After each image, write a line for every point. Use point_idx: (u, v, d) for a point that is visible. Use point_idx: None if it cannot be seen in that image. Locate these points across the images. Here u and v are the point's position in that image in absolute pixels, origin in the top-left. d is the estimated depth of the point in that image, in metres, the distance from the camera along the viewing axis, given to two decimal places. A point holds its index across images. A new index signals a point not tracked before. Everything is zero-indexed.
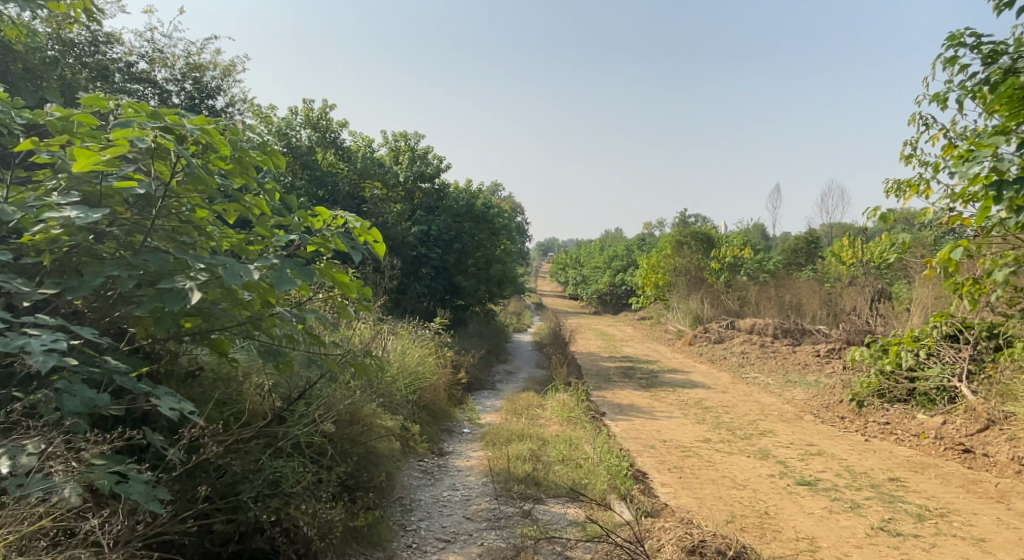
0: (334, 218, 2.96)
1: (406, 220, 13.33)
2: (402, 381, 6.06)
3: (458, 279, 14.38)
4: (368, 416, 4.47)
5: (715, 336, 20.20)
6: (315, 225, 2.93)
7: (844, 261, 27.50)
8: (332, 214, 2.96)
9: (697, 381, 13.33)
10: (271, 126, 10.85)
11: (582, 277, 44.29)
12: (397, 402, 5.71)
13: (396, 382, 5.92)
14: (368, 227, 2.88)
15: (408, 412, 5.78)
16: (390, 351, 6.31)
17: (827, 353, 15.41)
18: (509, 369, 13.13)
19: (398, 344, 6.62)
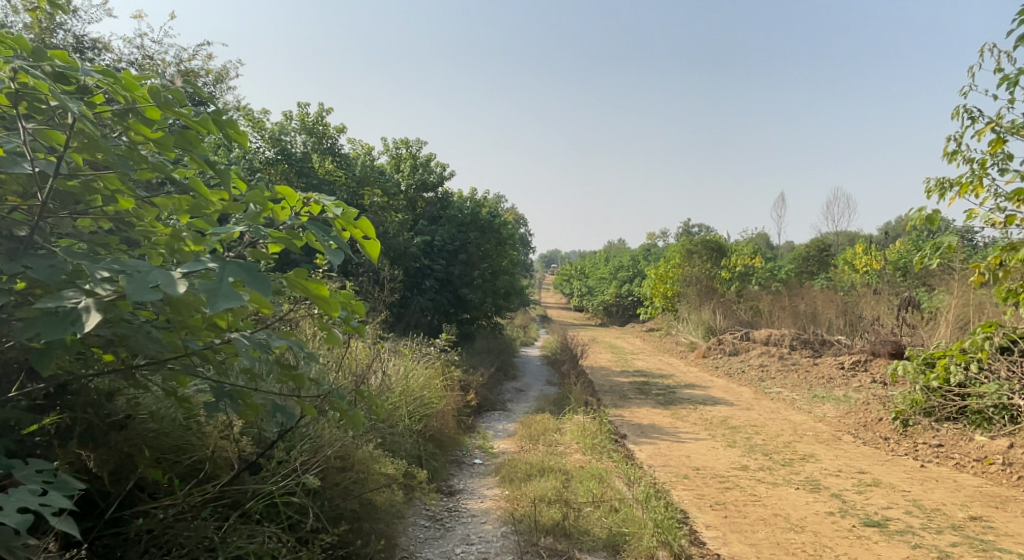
0: (305, 203, 2.29)
1: (409, 231, 12.66)
2: (405, 408, 5.38)
3: (463, 292, 13.70)
4: (359, 465, 3.84)
5: (730, 348, 19.47)
6: (281, 214, 2.24)
7: (858, 269, 26.78)
8: (303, 200, 2.30)
9: (718, 397, 12.60)
10: (264, 133, 10.18)
11: (587, 288, 43.62)
12: (399, 435, 5.04)
13: (398, 412, 5.23)
14: (354, 218, 2.20)
15: (411, 447, 5.10)
16: (392, 373, 5.63)
17: (852, 365, 14.68)
18: (519, 386, 12.41)
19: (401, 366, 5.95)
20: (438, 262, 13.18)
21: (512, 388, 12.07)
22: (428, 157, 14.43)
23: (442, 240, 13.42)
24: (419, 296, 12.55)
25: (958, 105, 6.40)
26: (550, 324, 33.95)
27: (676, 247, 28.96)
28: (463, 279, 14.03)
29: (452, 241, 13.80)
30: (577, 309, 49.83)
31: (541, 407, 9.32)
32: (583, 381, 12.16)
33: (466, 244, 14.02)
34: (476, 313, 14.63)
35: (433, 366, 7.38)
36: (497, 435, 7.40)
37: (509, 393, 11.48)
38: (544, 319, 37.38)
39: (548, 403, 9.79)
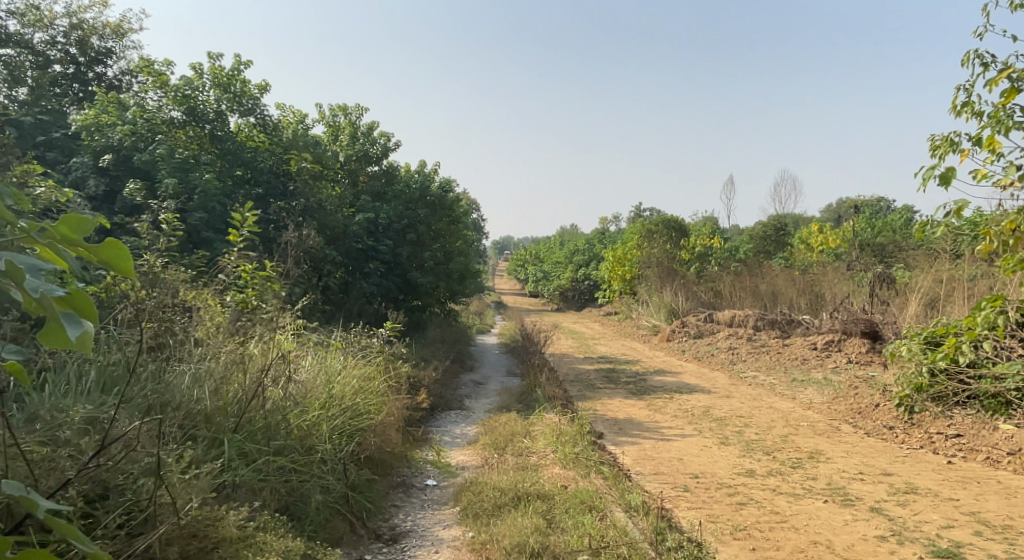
0: None
1: (348, 207, 11.26)
2: (326, 430, 4.43)
3: (412, 275, 12.40)
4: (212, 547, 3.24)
5: (695, 331, 18.67)
6: None
7: (817, 248, 26.40)
8: None
9: (691, 383, 11.68)
10: (169, 90, 8.71)
11: (542, 273, 42.59)
12: (311, 475, 4.13)
13: (318, 432, 4.34)
14: None
15: (330, 488, 4.18)
16: (311, 380, 4.63)
17: (826, 346, 13.98)
18: (476, 379, 11.23)
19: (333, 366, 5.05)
20: (385, 244, 11.81)
21: (470, 382, 10.82)
22: (369, 127, 13.02)
23: (387, 218, 12.05)
24: (364, 282, 11.16)
25: (969, 47, 6.04)
26: (505, 310, 32.79)
27: (634, 229, 28.15)
28: (411, 262, 12.69)
29: (399, 220, 12.46)
30: (532, 295, 48.78)
31: (504, 403, 8.17)
32: (546, 370, 10.98)
33: (413, 222, 12.68)
34: (428, 299, 13.31)
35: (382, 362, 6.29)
36: (455, 442, 6.28)
37: (466, 387, 10.25)
38: (499, 307, 36.22)
39: (512, 399, 8.62)
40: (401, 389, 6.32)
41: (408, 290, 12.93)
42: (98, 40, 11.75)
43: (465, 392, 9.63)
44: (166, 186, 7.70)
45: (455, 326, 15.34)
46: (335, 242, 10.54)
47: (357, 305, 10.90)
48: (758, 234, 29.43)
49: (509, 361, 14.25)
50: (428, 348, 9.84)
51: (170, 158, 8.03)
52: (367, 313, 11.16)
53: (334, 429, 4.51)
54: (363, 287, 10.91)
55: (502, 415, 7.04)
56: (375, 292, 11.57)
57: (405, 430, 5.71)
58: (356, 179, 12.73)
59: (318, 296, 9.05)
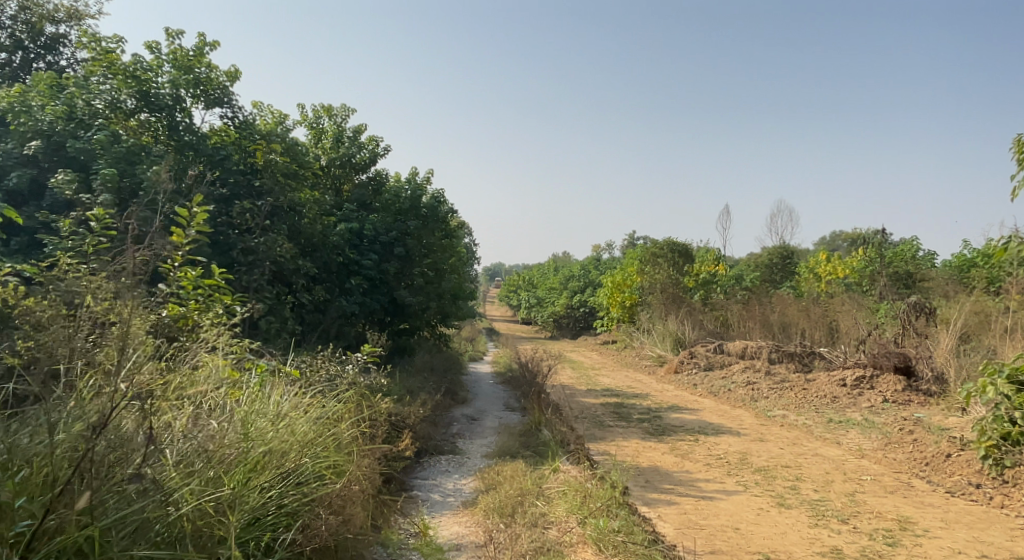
0: None
1: (329, 215, 9.96)
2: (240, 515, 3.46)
3: (400, 295, 11.10)
4: None
5: (705, 363, 17.35)
6: None
7: (824, 279, 25.32)
8: None
9: (714, 423, 10.32)
10: (117, 71, 7.41)
11: (536, 299, 41.31)
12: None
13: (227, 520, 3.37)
14: None
15: None
16: (229, 434, 3.62)
17: (856, 382, 12.69)
18: (470, 414, 9.91)
19: (266, 418, 3.95)
20: (370, 259, 10.49)
21: (464, 417, 9.48)
22: (356, 130, 11.78)
23: (372, 230, 10.76)
24: (345, 300, 9.82)
25: None
26: (497, 338, 31.31)
27: (635, 254, 26.93)
28: (399, 279, 11.37)
29: (385, 233, 11.17)
30: (525, 322, 47.35)
31: (506, 446, 6.85)
32: (550, 404, 9.65)
33: (402, 236, 11.38)
34: (417, 322, 11.95)
35: (355, 399, 5.09)
36: (445, 505, 5.01)
37: (459, 424, 8.91)
38: (491, 334, 34.72)
39: (514, 440, 7.28)
40: (376, 435, 5.12)
41: (393, 312, 11.58)
42: (49, 26, 10.49)
43: (457, 431, 8.34)
44: (105, 177, 6.39)
45: (447, 354, 13.93)
46: (314, 254, 9.22)
47: (335, 328, 9.54)
48: (763, 262, 28.25)
49: (505, 394, 12.85)
50: (415, 377, 8.52)
51: (113, 148, 6.75)
52: (349, 337, 9.80)
53: (253, 514, 3.54)
54: (343, 306, 9.57)
55: (507, 464, 5.72)
56: (357, 313, 10.23)
57: (377, 496, 4.70)
58: (340, 187, 11.45)
59: (288, 317, 7.72)
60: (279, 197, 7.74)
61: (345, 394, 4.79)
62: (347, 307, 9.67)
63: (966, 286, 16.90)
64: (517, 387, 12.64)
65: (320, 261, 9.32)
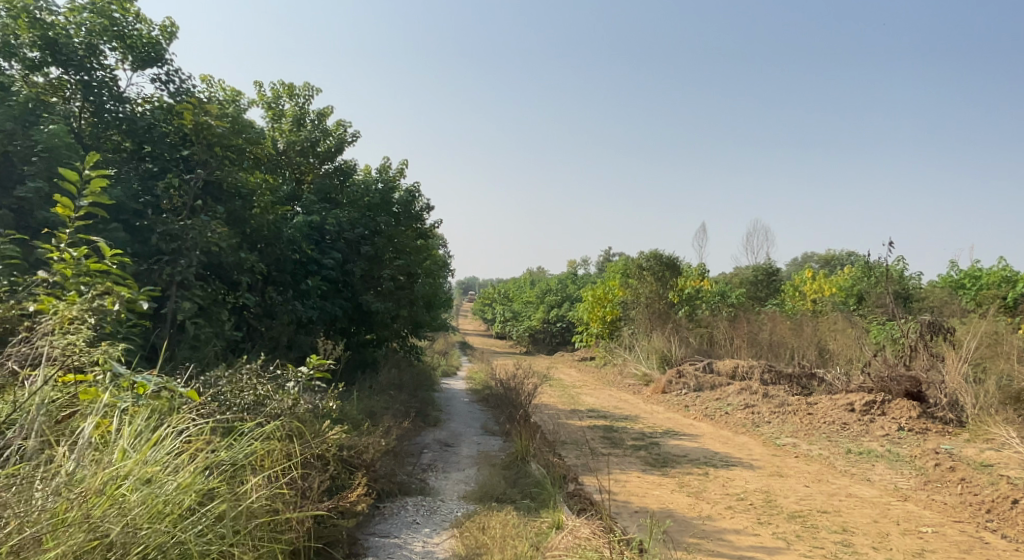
0: None
1: (285, 205, 8.66)
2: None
3: (366, 300, 9.82)
4: None
5: (695, 383, 16.25)
6: None
7: (810, 297, 24.52)
8: None
9: (721, 452, 9.14)
10: (16, 9, 5.90)
11: (510, 312, 40.06)
12: None
13: None
14: None
15: None
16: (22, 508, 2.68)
17: (866, 407, 11.66)
18: (444, 438, 8.65)
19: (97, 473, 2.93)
20: (332, 258, 9.21)
21: (437, 443, 8.24)
22: (322, 114, 10.48)
23: (336, 225, 9.47)
24: (303, 305, 8.52)
25: None
26: (471, 351, 29.90)
27: (618, 266, 25.81)
28: (366, 282, 10.09)
29: (351, 230, 9.88)
30: (498, 335, 46.01)
31: (487, 483, 5.66)
32: (536, 429, 8.45)
33: (369, 233, 10.16)
34: (384, 332, 10.67)
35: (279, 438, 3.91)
36: None
37: (431, 452, 7.67)
38: (463, 347, 33.31)
39: (496, 476, 6.07)
40: (308, 487, 3.92)
41: (357, 318, 10.29)
42: None
43: (429, 461, 7.07)
44: None
45: (417, 369, 12.60)
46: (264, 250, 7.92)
47: (288, 338, 8.24)
48: (748, 279, 27.34)
49: (481, 414, 11.57)
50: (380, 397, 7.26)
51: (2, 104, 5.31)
52: (303, 348, 8.50)
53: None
54: (299, 310, 8.27)
55: (495, 515, 4.52)
56: (313, 321, 8.92)
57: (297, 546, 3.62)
58: (301, 177, 10.12)
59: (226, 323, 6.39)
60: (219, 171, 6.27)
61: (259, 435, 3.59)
62: (304, 312, 8.36)
63: (968, 308, 16.12)
64: (496, 408, 11.37)
65: (273, 258, 8.02)
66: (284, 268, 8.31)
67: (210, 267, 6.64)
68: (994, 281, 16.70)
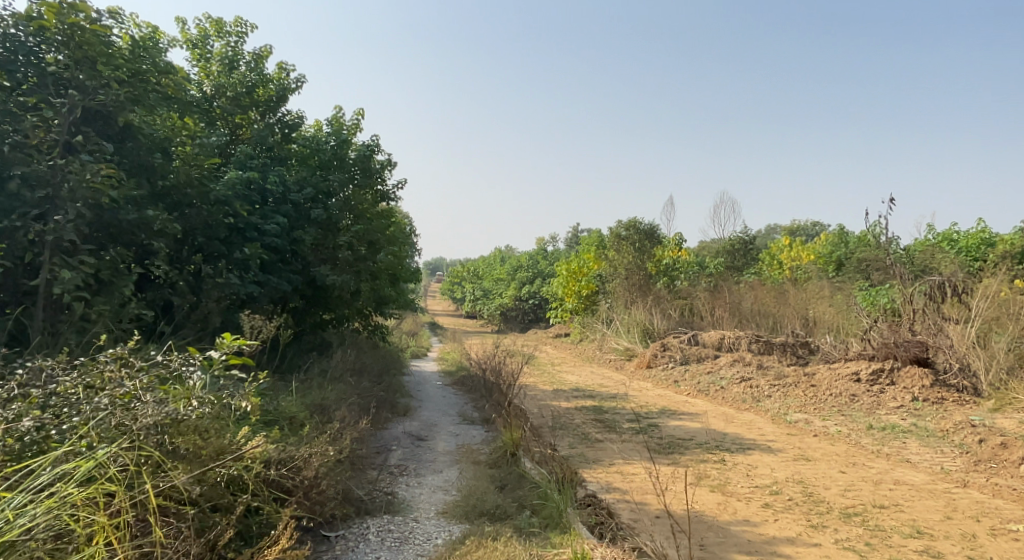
0: None
1: (211, 157, 7.29)
2: None
3: (319, 272, 8.52)
4: None
5: (681, 356, 15.24)
6: None
7: (790, 264, 23.70)
8: None
9: (731, 433, 8.07)
10: None
11: (480, 291, 38.83)
12: None
13: None
14: None
15: None
16: None
17: (873, 377, 10.72)
18: (415, 430, 7.46)
19: None
20: (274, 223, 7.92)
21: (408, 436, 7.03)
22: (259, 57, 9.17)
23: (277, 183, 8.18)
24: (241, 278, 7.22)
25: None
26: (440, 331, 28.53)
27: (592, 239, 24.74)
28: (318, 251, 8.80)
29: (296, 190, 8.54)
30: (468, 314, 44.73)
31: (471, 493, 4.50)
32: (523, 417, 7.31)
33: (319, 193, 8.85)
34: (343, 310, 9.38)
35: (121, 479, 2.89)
36: None
37: (400, 449, 6.48)
38: (431, 327, 31.97)
39: (482, 482, 4.91)
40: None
41: (311, 295, 8.98)
42: None
43: (398, 461, 5.89)
44: None
45: (382, 352, 11.27)
46: (187, 212, 6.78)
47: (222, 318, 6.97)
48: (726, 248, 26.44)
49: (456, 399, 10.37)
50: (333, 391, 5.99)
51: None
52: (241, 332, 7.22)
53: None
54: (234, 287, 6.98)
55: (492, 551, 3.37)
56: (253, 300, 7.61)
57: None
58: (237, 130, 8.87)
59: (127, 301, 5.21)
60: (104, 94, 4.86)
61: (66, 490, 2.63)
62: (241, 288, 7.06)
63: (963, 270, 15.33)
64: (473, 391, 10.18)
65: (197, 222, 6.85)
66: (214, 233, 7.02)
67: (104, 228, 5.28)
68: (988, 240, 15.92)
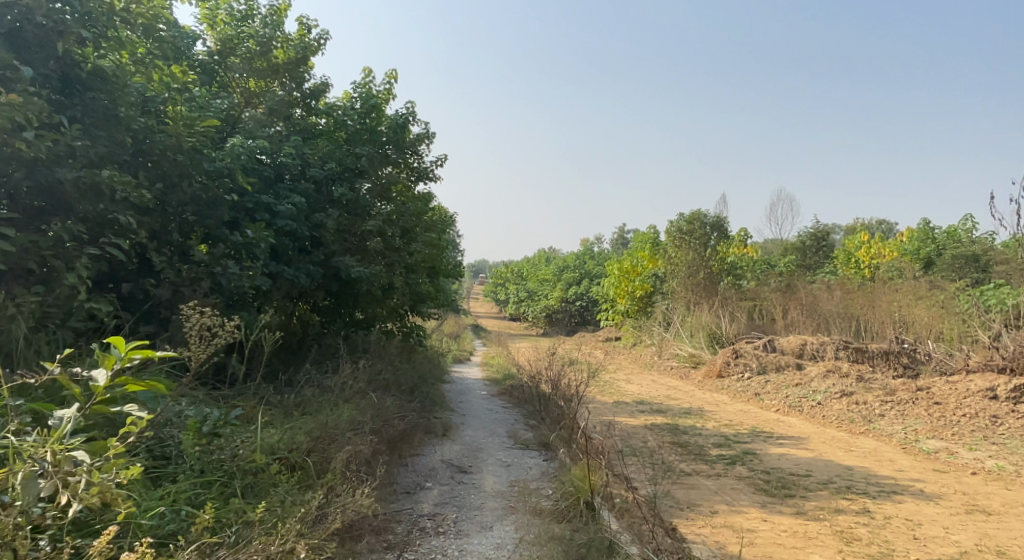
0: None
1: (211, 119, 6.00)
2: None
3: (343, 262, 7.14)
4: None
5: (758, 365, 13.39)
6: None
7: (870, 263, 21.45)
8: None
9: (856, 466, 6.38)
10: None
11: (524, 293, 37.31)
12: None
13: None
14: None
15: None
16: None
17: (1014, 394, 8.79)
18: (454, 455, 6.00)
19: None
20: (290, 204, 6.60)
21: (447, 467, 5.59)
22: (277, 11, 7.82)
23: (293, 155, 6.84)
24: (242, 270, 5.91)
25: None
26: (483, 334, 27.04)
27: (647, 235, 22.96)
28: (343, 240, 7.43)
29: (318, 165, 7.18)
30: (511, 316, 43.14)
31: None
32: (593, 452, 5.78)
33: (343, 170, 7.46)
34: (375, 310, 8.03)
35: None
36: None
37: (437, 486, 5.04)
38: (473, 329, 30.46)
39: None
40: None
41: (337, 291, 7.65)
42: None
43: (433, 510, 4.45)
44: None
45: (420, 359, 9.86)
46: (178, 184, 5.45)
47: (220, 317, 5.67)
48: (795, 246, 24.31)
49: (505, 414, 8.88)
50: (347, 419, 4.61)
51: None
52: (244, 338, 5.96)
53: None
54: (233, 281, 5.70)
55: None
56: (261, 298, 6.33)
57: None
58: (251, 98, 7.59)
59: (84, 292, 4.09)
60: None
61: None
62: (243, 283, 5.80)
63: None
64: (526, 405, 8.69)
65: (189, 198, 5.57)
66: (211, 213, 5.73)
67: (43, 195, 3.99)
68: None
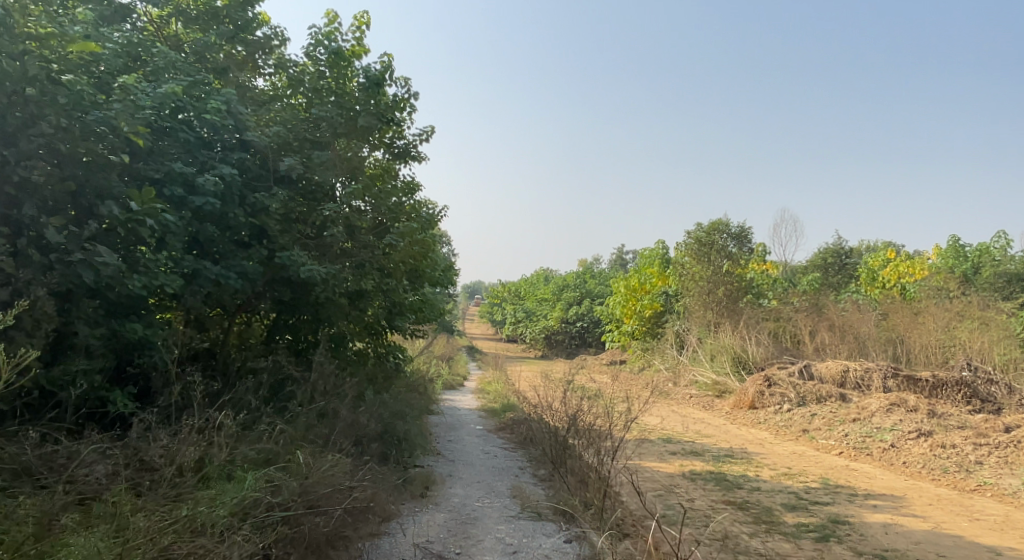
0: None
1: (94, 47, 4.23)
2: None
3: (289, 257, 5.35)
4: None
5: (797, 395, 11.55)
6: None
7: (901, 282, 19.74)
8: None
9: (1000, 548, 4.58)
10: None
11: (522, 313, 35.48)
12: None
13: None
14: None
15: None
16: None
17: None
18: (440, 537, 4.19)
19: None
20: (214, 176, 4.83)
21: None
22: None
23: (225, 111, 5.06)
24: (134, 266, 4.19)
25: None
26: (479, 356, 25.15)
27: (657, 250, 21.23)
28: (293, 230, 5.66)
29: (261, 130, 5.41)
30: (507, 338, 41.19)
31: None
32: (647, 552, 3.89)
33: (295, 139, 5.69)
34: (339, 322, 6.24)
35: None
36: None
37: None
38: (468, 351, 28.51)
39: None
40: None
41: (289, 298, 5.91)
42: None
43: None
44: None
45: (402, 387, 8.00)
46: (27, 129, 3.66)
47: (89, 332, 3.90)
48: (815, 263, 22.65)
49: (505, 457, 7.04)
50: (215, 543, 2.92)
51: None
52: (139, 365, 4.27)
53: None
54: (116, 284, 3.95)
55: None
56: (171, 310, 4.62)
57: None
58: (178, 45, 5.81)
59: None
60: None
61: None
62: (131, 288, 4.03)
63: None
64: (533, 447, 6.86)
65: (43, 152, 3.77)
66: (82, 177, 3.95)
67: None
68: None
